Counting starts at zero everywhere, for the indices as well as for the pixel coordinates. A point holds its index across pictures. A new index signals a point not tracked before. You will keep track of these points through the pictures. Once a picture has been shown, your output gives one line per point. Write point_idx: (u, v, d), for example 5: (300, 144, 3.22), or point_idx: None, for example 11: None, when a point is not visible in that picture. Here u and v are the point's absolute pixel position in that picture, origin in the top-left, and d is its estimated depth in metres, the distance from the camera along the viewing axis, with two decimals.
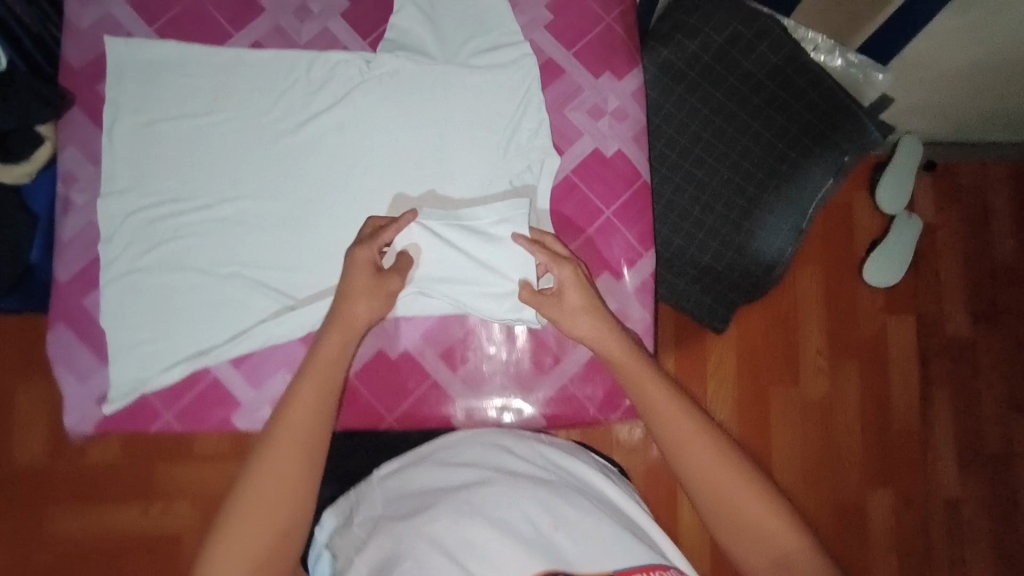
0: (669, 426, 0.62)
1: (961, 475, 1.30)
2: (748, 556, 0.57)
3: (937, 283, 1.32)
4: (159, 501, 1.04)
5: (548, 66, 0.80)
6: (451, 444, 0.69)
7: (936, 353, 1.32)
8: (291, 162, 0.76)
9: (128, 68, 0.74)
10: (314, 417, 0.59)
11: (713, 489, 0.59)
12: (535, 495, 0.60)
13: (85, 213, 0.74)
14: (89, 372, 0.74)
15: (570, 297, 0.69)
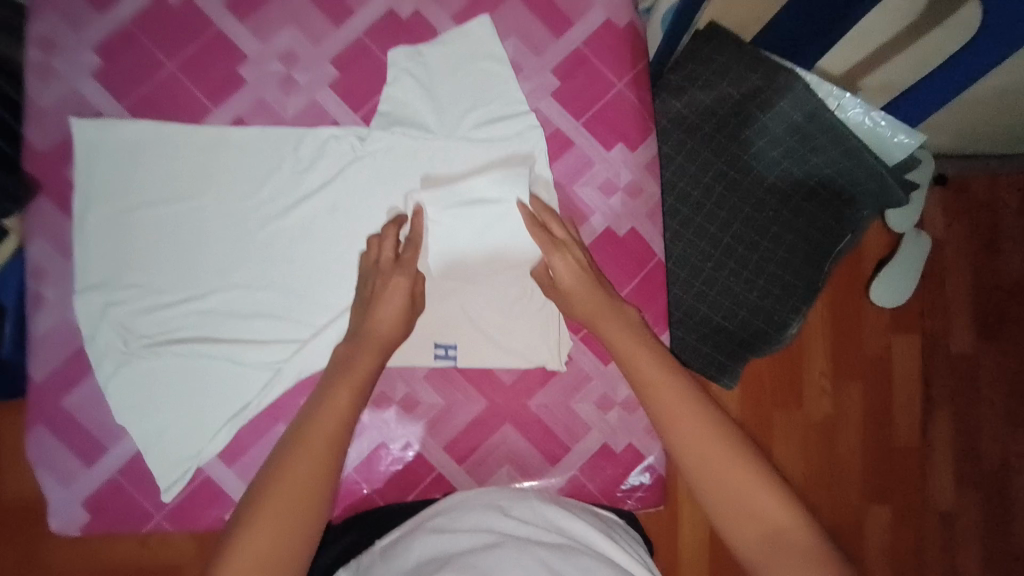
0: (660, 397, 0.60)
1: (959, 490, 1.24)
2: (741, 535, 0.54)
3: (943, 298, 1.23)
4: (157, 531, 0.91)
5: (555, 138, 0.75)
6: (452, 505, 0.67)
7: (941, 372, 1.23)
8: (280, 247, 0.70)
9: (99, 150, 0.68)
10: (321, 447, 0.55)
11: (705, 463, 0.56)
12: (540, 555, 0.57)
13: (59, 311, 0.68)
14: (74, 474, 0.67)
15: (566, 282, 0.67)
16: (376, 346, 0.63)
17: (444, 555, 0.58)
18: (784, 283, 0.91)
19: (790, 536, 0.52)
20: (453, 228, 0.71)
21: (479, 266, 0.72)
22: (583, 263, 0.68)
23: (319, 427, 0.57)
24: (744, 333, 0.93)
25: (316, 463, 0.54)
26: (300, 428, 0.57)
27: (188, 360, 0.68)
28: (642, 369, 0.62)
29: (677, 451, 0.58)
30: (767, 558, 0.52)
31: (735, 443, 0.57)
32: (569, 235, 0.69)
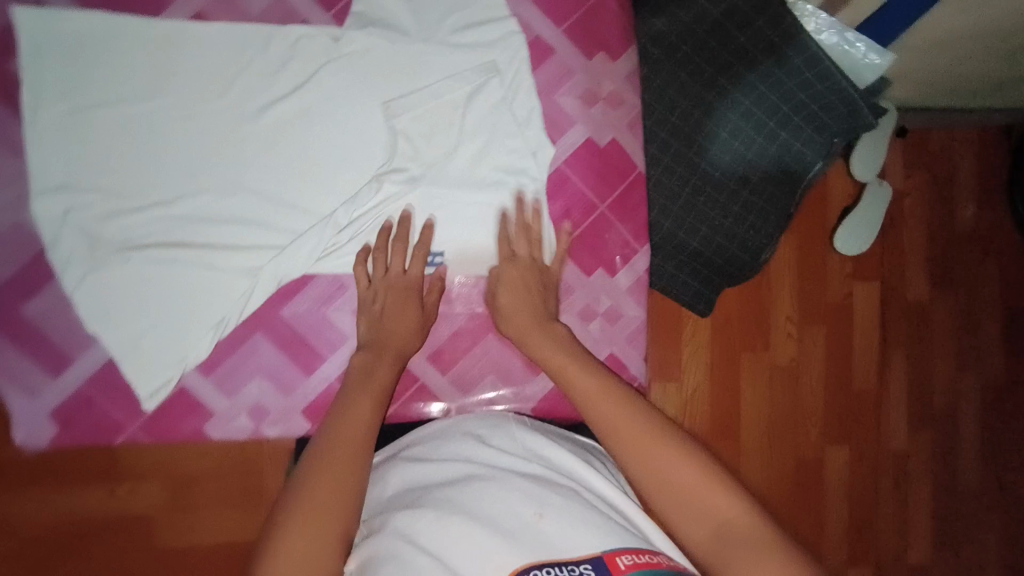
0: (597, 409, 0.56)
1: (913, 432, 1.22)
2: (692, 533, 0.49)
3: (901, 244, 1.20)
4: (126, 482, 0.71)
5: (535, 44, 0.73)
6: (428, 437, 0.65)
7: (895, 318, 1.20)
8: (250, 151, 0.67)
9: (48, 42, 0.63)
10: (354, 450, 0.52)
11: (646, 468, 0.52)
12: (527, 490, 0.53)
13: (14, 213, 0.64)
14: (38, 386, 0.65)
15: (503, 298, 0.69)
16: (394, 355, 0.64)
17: (423, 485, 0.57)
18: (755, 212, 0.93)
19: (740, 527, 0.47)
20: (427, 126, 0.70)
21: (460, 168, 0.71)
22: (533, 287, 0.69)
23: (344, 436, 0.53)
24: (719, 260, 0.96)
25: (347, 471, 0.50)
26: (326, 437, 0.53)
27: (155, 270, 0.65)
28: (574, 382, 0.59)
29: (619, 457, 0.54)
30: (720, 556, 0.47)
31: (672, 439, 0.53)
32: (533, 255, 0.71)
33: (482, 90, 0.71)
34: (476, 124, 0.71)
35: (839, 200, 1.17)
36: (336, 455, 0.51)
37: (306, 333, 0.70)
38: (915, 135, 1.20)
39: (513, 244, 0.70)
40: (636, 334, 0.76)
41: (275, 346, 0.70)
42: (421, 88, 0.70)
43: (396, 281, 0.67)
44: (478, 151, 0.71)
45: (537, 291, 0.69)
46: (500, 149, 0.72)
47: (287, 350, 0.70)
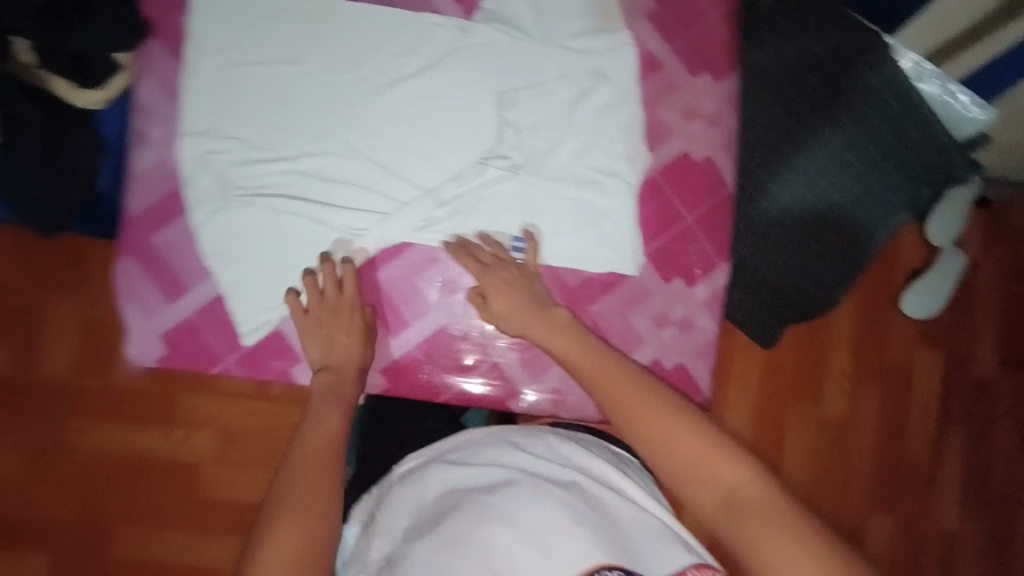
0: (605, 386, 0.59)
1: (962, 514, 1.16)
2: (697, 498, 0.51)
3: (972, 317, 1.17)
4: (181, 429, 0.92)
5: (646, 57, 0.76)
6: (469, 443, 0.66)
7: (957, 391, 1.17)
8: (372, 122, 0.73)
9: (214, 4, 0.71)
10: (325, 466, 0.58)
11: (652, 441, 0.54)
12: (562, 496, 0.55)
13: (161, 149, 0.71)
14: (155, 306, 0.72)
15: (495, 302, 0.69)
16: (353, 368, 0.69)
17: (461, 488, 0.58)
18: (835, 251, 0.93)
19: (744, 492, 0.49)
20: (534, 120, 0.74)
21: (559, 163, 0.75)
22: (518, 282, 0.70)
23: (317, 452, 0.59)
24: (790, 295, 0.95)
25: (322, 486, 0.56)
26: (299, 453, 0.59)
27: (273, 218, 0.72)
28: (585, 365, 0.62)
29: (624, 429, 0.56)
30: (727, 520, 0.48)
31: (679, 409, 0.55)
32: (500, 256, 0.72)
33: (590, 94, 0.75)
34: (580, 124, 0.75)
35: (908, 262, 1.16)
36: (310, 470, 0.57)
37: (394, 297, 0.74)
38: (999, 208, 1.17)
39: (488, 263, 0.71)
40: (705, 346, 0.78)
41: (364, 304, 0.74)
42: (533, 85, 0.74)
43: (333, 299, 0.70)
44: (577, 150, 0.75)
45: (519, 287, 0.69)
46: (599, 151, 0.75)
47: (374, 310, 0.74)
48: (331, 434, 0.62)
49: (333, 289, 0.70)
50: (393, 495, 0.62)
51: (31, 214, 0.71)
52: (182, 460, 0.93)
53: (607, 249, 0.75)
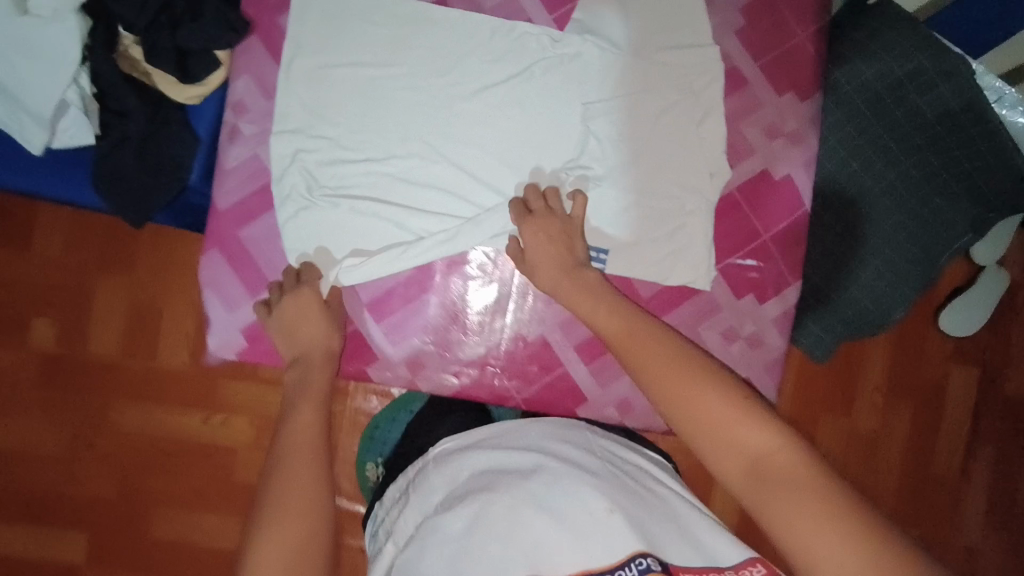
0: (635, 350, 0.61)
1: (987, 531, 1.17)
2: (724, 464, 0.53)
3: (1009, 339, 1.16)
4: (219, 414, 1.10)
5: (731, 74, 0.77)
6: (504, 431, 0.68)
7: (989, 411, 1.16)
8: (458, 129, 0.74)
9: (313, 5, 0.72)
10: (310, 459, 0.60)
11: (683, 412, 0.55)
12: (603, 488, 0.57)
13: (252, 145, 0.73)
14: (237, 301, 0.73)
15: (533, 250, 0.70)
16: (323, 353, 0.69)
17: (495, 470, 0.61)
18: (895, 271, 0.92)
19: (769, 460, 0.51)
20: (618, 133, 0.75)
21: (639, 176, 0.75)
22: (561, 236, 0.70)
23: (300, 444, 0.61)
24: (845, 311, 0.95)
25: (308, 480, 0.58)
26: (283, 448, 0.60)
27: (358, 217, 0.74)
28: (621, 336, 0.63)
29: (654, 399, 0.58)
30: (753, 486, 0.51)
31: (708, 377, 0.56)
32: (549, 205, 0.72)
33: (675, 110, 0.76)
34: (662, 139, 0.76)
35: (948, 280, 1.15)
36: (293, 464, 0.59)
37: (472, 304, 0.76)
38: None
39: (535, 207, 0.71)
40: (772, 365, 0.78)
41: (440, 306, 0.76)
42: (618, 98, 0.75)
43: (295, 297, 0.70)
44: (659, 163, 0.75)
45: (566, 239, 0.70)
46: (680, 165, 0.76)
47: (450, 314, 0.76)
48: (307, 425, 0.63)
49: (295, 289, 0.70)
50: (428, 475, 0.66)
51: (124, 203, 0.72)
52: (214, 441, 1.10)
53: (685, 263, 0.76)
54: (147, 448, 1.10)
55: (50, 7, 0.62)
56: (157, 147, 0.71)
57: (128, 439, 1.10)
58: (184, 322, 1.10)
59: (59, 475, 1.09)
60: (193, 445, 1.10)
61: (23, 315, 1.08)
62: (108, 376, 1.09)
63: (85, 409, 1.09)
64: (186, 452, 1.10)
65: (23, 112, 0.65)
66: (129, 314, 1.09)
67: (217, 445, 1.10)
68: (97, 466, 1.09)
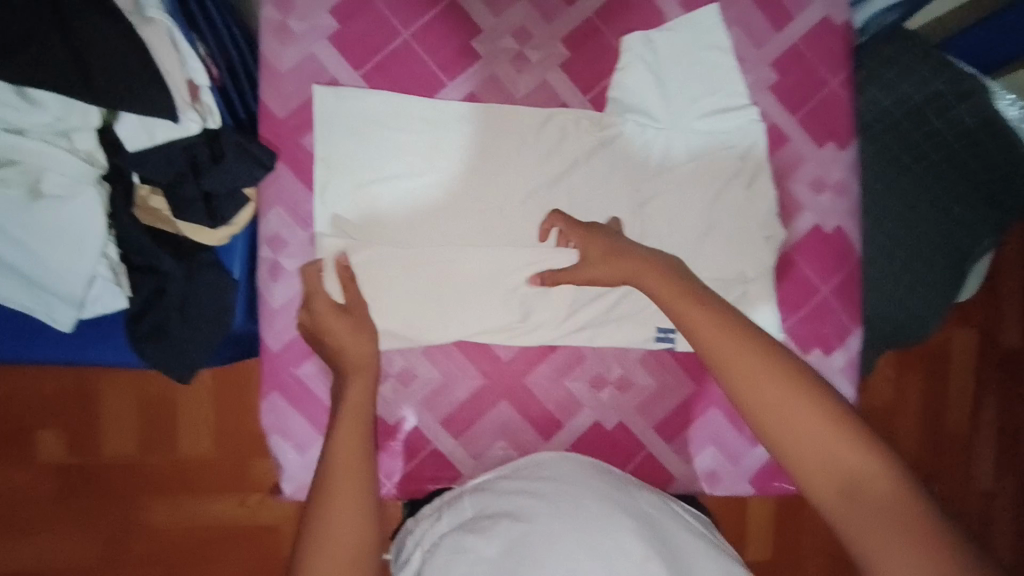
0: (722, 353, 0.56)
1: (998, 471, 1.19)
2: (815, 481, 0.50)
3: (1002, 291, 1.16)
4: (257, 494, 1.04)
5: (772, 132, 0.75)
6: (540, 463, 0.68)
7: (990, 362, 1.17)
8: (499, 228, 0.71)
9: (338, 121, 0.68)
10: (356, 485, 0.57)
11: (782, 424, 0.52)
12: (640, 530, 0.57)
13: (297, 280, 0.69)
14: (307, 441, 0.71)
15: (590, 249, 0.66)
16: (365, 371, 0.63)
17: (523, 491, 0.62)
18: (928, 285, 0.89)
19: (867, 482, 0.48)
20: (671, 209, 0.73)
21: (693, 249, 0.74)
22: (590, 229, 0.68)
23: (349, 470, 0.57)
24: (882, 329, 0.92)
25: (353, 508, 0.56)
26: (331, 466, 0.58)
27: (414, 330, 0.71)
28: (701, 329, 0.58)
29: (749, 407, 0.54)
30: (848, 507, 0.48)
31: (812, 391, 0.52)
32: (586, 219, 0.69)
33: (724, 178, 0.74)
34: (712, 208, 0.74)
35: None
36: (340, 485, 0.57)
37: (549, 405, 0.75)
38: None
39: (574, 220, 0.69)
40: None
41: (514, 408, 0.75)
42: (662, 172, 0.73)
43: (321, 303, 0.66)
44: (711, 230, 0.74)
45: (605, 242, 0.66)
46: (733, 231, 0.75)
47: (528, 415, 0.75)
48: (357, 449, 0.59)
49: (319, 295, 0.66)
50: (458, 500, 0.65)
51: (163, 358, 0.66)
52: (258, 523, 1.04)
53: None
54: (184, 541, 1.04)
55: (65, 183, 0.57)
56: (195, 300, 0.64)
57: (163, 537, 1.03)
58: (202, 408, 1.02)
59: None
60: (234, 531, 1.04)
61: (27, 429, 1.00)
62: (128, 479, 1.02)
63: (115, 513, 1.02)
64: (226, 538, 1.04)
65: (50, 296, 0.61)
66: (139, 415, 1.01)
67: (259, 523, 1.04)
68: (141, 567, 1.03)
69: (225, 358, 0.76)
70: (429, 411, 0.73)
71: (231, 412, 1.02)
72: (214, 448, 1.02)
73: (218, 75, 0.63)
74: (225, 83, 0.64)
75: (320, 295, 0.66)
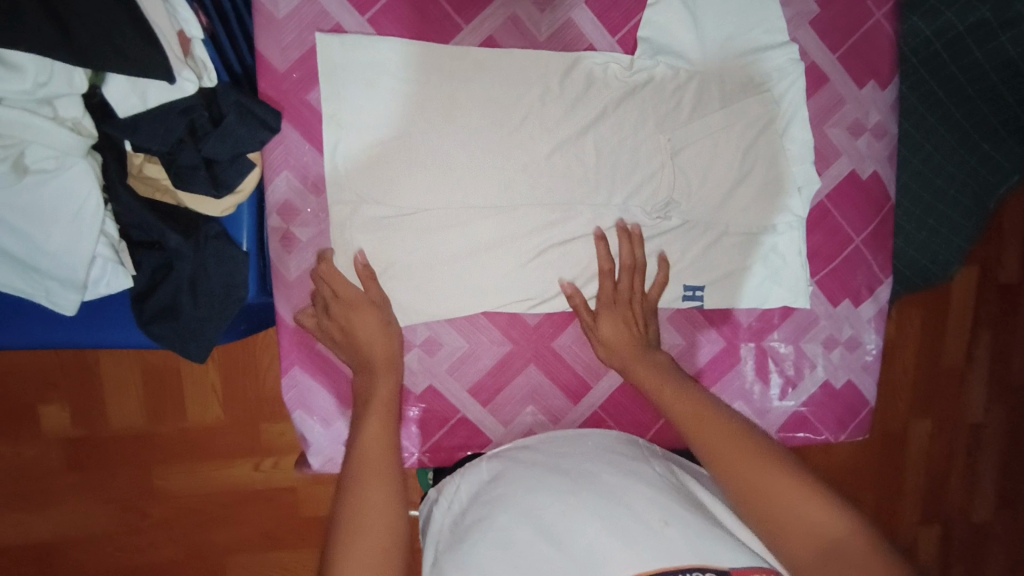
0: (687, 416, 0.58)
1: (989, 402, 1.17)
2: (789, 546, 0.48)
3: (1001, 222, 1.11)
4: (269, 458, 0.97)
5: (810, 71, 0.71)
6: (560, 439, 0.67)
7: (989, 298, 1.13)
8: (524, 185, 0.66)
9: (346, 72, 0.62)
10: (384, 477, 0.51)
11: (743, 476, 0.52)
12: (659, 498, 0.53)
13: (311, 251, 0.65)
14: (332, 415, 0.69)
15: (604, 329, 0.66)
16: (385, 362, 0.60)
17: (544, 467, 0.60)
18: (950, 225, 0.85)
19: (839, 543, 0.46)
20: (704, 159, 0.69)
21: (724, 201, 0.70)
22: (631, 321, 0.66)
23: (375, 457, 0.52)
24: (905, 272, 0.87)
25: (383, 489, 0.50)
26: (354, 456, 0.53)
27: (431, 297, 0.67)
28: (670, 399, 0.60)
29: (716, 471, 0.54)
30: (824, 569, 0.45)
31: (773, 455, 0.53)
32: (635, 285, 0.67)
33: (760, 123, 0.69)
34: (747, 156, 0.69)
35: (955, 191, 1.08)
36: (368, 476, 0.50)
37: (578, 369, 0.73)
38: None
39: (620, 284, 0.67)
40: (871, 362, 0.78)
41: (543, 373, 0.72)
42: (692, 120, 0.68)
43: (348, 293, 0.62)
44: (745, 180, 0.70)
45: (632, 330, 0.66)
46: (770, 179, 0.70)
47: (556, 380, 0.73)
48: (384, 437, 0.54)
49: (344, 288, 0.62)
50: (476, 466, 0.65)
51: (177, 342, 0.60)
52: (274, 485, 0.98)
53: (781, 285, 0.73)
54: (201, 505, 0.97)
55: (52, 155, 0.52)
56: (206, 278, 0.58)
57: (177, 504, 0.96)
58: (207, 376, 0.93)
59: (121, 553, 0.97)
60: (250, 494, 0.97)
61: (26, 404, 0.91)
62: (138, 450, 0.94)
63: (126, 481, 0.95)
64: (243, 504, 0.98)
65: (47, 278, 0.56)
66: (147, 385, 0.93)
67: (277, 487, 0.98)
68: (159, 533, 0.97)
69: (238, 335, 0.72)
70: (456, 379, 0.71)
71: (240, 375, 0.93)
72: (223, 416, 0.94)
73: (207, 21, 0.56)
74: (215, 31, 0.58)
75: (345, 285, 0.62)
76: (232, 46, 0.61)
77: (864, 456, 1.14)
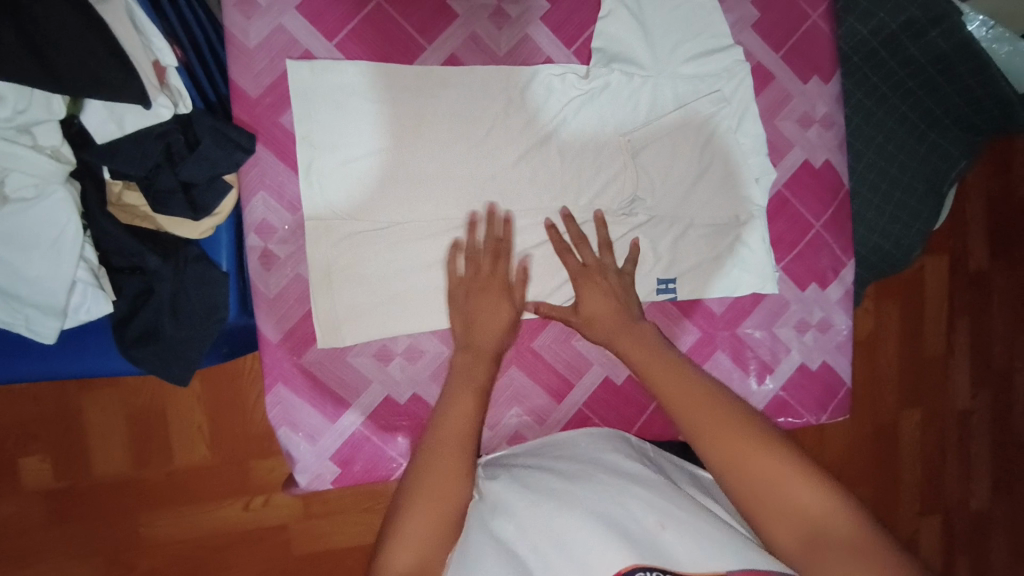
0: (672, 393, 0.55)
1: (973, 390, 1.19)
2: (778, 533, 0.47)
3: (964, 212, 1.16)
4: (260, 495, 0.95)
5: (757, 70, 0.76)
6: (561, 442, 0.67)
7: (960, 289, 1.16)
8: (494, 192, 0.69)
9: (316, 94, 0.65)
10: (452, 461, 0.53)
11: (734, 461, 0.49)
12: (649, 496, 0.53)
13: (290, 267, 0.66)
14: (318, 430, 0.69)
15: (590, 307, 0.65)
16: (485, 356, 0.62)
17: (537, 475, 0.58)
18: (908, 212, 0.85)
19: (830, 528, 0.45)
20: (662, 159, 0.73)
21: (685, 198, 0.73)
22: (609, 288, 0.65)
23: (449, 442, 0.55)
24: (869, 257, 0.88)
25: (448, 474, 0.53)
26: (431, 436, 0.55)
27: (411, 305, 0.69)
28: (654, 373, 0.57)
29: (706, 453, 0.51)
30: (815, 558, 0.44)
31: (763, 433, 0.51)
32: (602, 257, 0.68)
33: (713, 120, 0.73)
34: (703, 153, 0.73)
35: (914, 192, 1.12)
36: (438, 457, 0.54)
37: (560, 368, 0.74)
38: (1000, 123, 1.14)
39: (588, 259, 0.67)
40: (843, 344, 0.81)
41: (525, 375, 0.74)
42: (649, 121, 0.72)
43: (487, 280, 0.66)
44: (704, 176, 0.73)
45: (612, 298, 0.65)
46: (727, 173, 0.74)
47: (539, 381, 0.74)
48: (463, 421, 0.56)
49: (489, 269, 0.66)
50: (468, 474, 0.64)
51: (159, 365, 0.61)
52: (268, 524, 0.96)
53: (750, 272, 0.76)
54: (192, 549, 0.95)
55: (32, 183, 0.54)
56: (187, 299, 0.59)
57: (167, 550, 0.94)
58: (194, 414, 0.93)
59: None
60: (243, 534, 0.95)
61: (6, 456, 0.90)
62: (126, 495, 0.93)
63: (113, 529, 0.93)
64: (236, 545, 0.95)
65: (29, 307, 0.56)
66: (132, 425, 0.92)
67: (270, 526, 0.96)
68: None
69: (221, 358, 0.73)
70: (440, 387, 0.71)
71: (227, 410, 0.93)
72: (211, 455, 0.94)
73: (179, 51, 0.59)
74: (189, 60, 0.61)
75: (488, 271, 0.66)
76: (206, 75, 0.64)
77: (857, 451, 1.15)
